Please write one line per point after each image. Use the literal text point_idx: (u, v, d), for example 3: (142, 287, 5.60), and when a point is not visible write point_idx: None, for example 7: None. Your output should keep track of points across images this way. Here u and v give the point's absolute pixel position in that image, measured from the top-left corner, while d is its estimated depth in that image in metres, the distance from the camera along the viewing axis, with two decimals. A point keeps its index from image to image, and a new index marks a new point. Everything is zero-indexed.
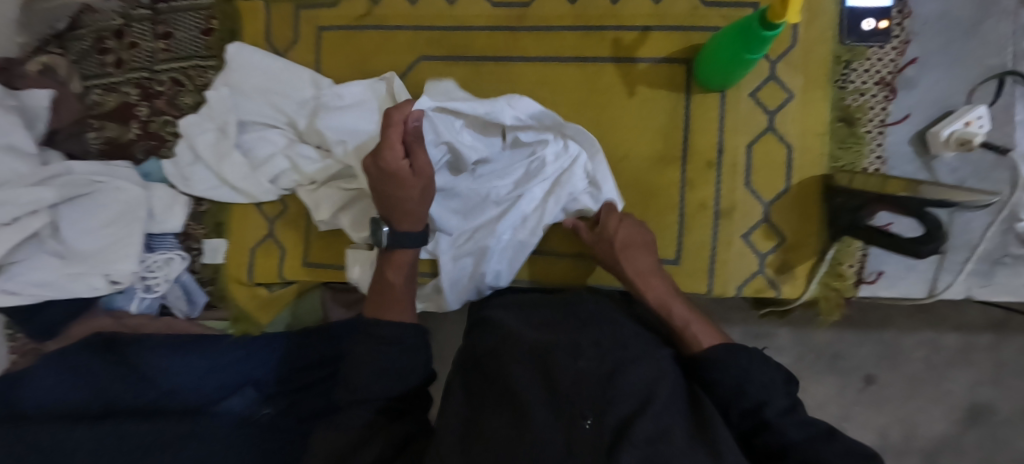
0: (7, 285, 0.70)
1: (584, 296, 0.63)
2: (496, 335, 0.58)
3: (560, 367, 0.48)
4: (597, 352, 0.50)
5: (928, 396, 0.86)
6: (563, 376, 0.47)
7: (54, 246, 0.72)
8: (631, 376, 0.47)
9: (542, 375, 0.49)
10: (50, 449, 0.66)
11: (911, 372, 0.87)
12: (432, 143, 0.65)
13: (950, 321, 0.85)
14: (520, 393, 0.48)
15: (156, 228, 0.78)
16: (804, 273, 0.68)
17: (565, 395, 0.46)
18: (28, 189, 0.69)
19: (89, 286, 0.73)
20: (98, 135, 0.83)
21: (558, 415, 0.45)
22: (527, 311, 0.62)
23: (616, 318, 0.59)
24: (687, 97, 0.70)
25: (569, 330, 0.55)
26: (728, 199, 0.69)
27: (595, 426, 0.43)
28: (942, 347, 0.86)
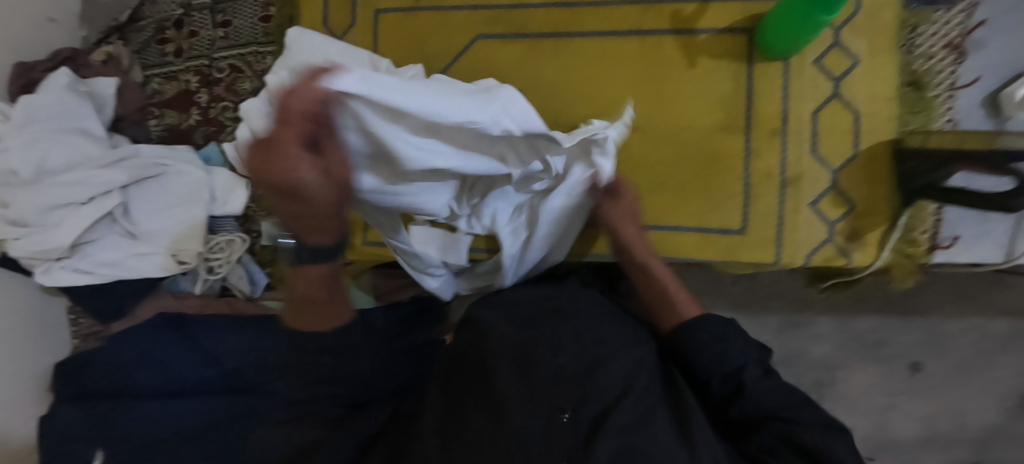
0: (80, 264, 0.71)
1: (564, 289, 0.65)
2: (474, 334, 0.60)
3: (542, 362, 0.54)
4: (576, 348, 0.56)
5: (979, 384, 0.90)
6: (545, 373, 0.53)
7: (124, 226, 0.73)
8: (604, 380, 0.53)
9: (524, 372, 0.53)
10: (123, 425, 0.67)
11: (960, 359, 0.91)
12: (348, 128, 0.44)
13: (998, 305, 0.89)
14: (503, 386, 0.52)
15: (218, 211, 0.79)
16: (876, 241, 0.67)
17: (540, 392, 0.51)
18: (101, 170, 0.70)
19: (158, 266, 0.74)
20: (159, 122, 0.85)
21: (536, 407, 0.50)
22: (510, 300, 0.65)
23: (598, 312, 0.62)
24: (749, 66, 0.69)
25: (551, 324, 0.58)
26: (794, 167, 0.68)
27: (571, 420, 0.49)
28: (990, 333, 0.90)
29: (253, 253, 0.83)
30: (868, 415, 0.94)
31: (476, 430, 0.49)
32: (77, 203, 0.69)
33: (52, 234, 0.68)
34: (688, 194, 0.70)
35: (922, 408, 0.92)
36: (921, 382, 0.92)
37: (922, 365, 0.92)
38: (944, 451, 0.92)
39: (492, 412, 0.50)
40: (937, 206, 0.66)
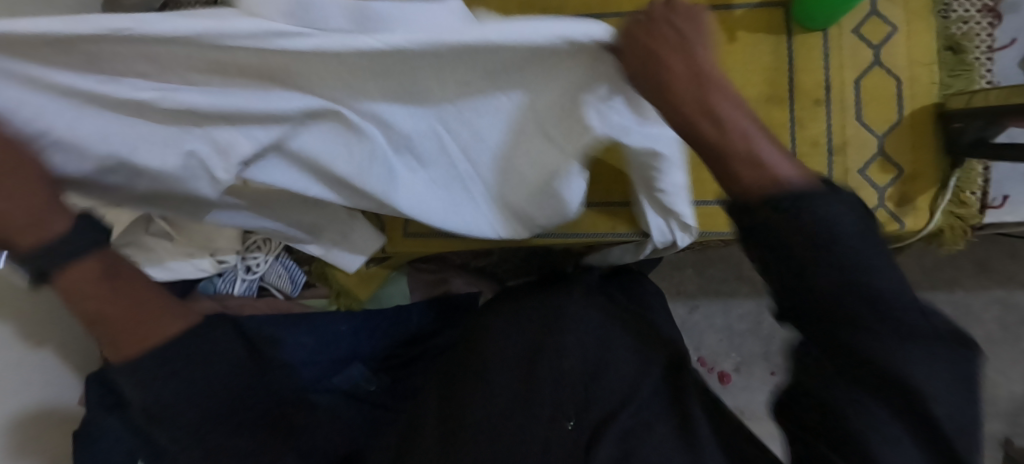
0: None
1: (570, 292, 0.63)
2: (474, 347, 0.59)
3: (543, 370, 0.53)
4: (579, 351, 0.55)
5: (1007, 357, 0.98)
6: (545, 376, 0.53)
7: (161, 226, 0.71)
8: (610, 381, 0.52)
9: (522, 380, 0.53)
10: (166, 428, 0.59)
11: (986, 334, 0.98)
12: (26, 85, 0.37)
13: (1018, 278, 0.97)
14: (501, 397, 0.52)
15: None
16: (926, 205, 0.67)
17: (538, 400, 0.51)
18: None
19: (196, 267, 0.72)
20: None
21: (535, 413, 0.50)
22: (515, 300, 0.65)
23: (608, 315, 0.60)
24: (788, 38, 0.70)
25: (553, 330, 0.57)
26: (840, 135, 0.69)
27: (575, 426, 0.49)
28: (1013, 305, 0.98)
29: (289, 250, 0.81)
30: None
31: (473, 440, 0.49)
32: None
33: None
34: None
35: None
36: None
37: None
38: None
39: (500, 408, 0.51)
40: (985, 165, 0.67)
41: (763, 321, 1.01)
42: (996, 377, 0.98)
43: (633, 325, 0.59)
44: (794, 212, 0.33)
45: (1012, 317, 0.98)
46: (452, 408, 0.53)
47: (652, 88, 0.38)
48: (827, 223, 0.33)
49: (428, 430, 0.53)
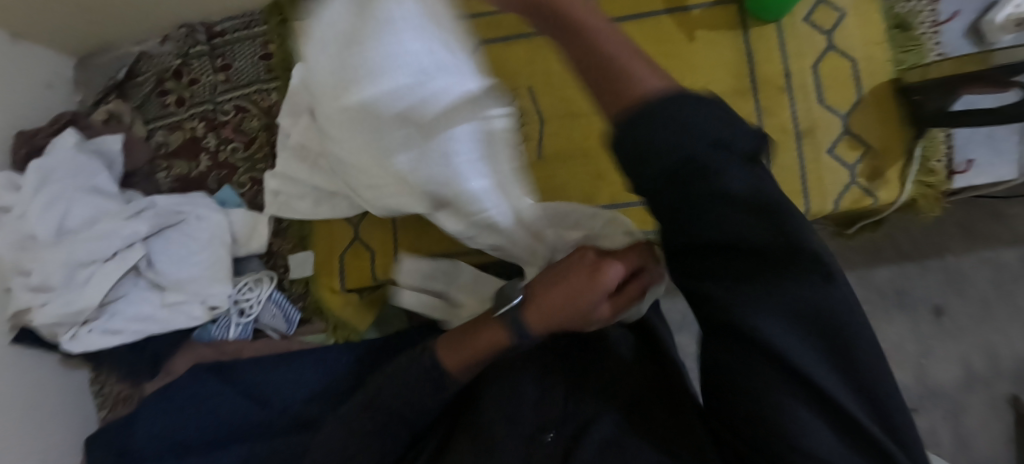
0: (110, 324, 0.69)
1: None
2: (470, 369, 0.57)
3: (523, 384, 0.50)
4: (562, 365, 0.52)
5: (1002, 317, 1.00)
6: (529, 390, 0.49)
7: (150, 278, 0.71)
8: (602, 391, 0.49)
9: (505, 393, 0.49)
10: None
11: (979, 296, 1.01)
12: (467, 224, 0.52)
13: (1003, 237, 1.00)
14: (484, 416, 0.48)
15: (243, 252, 0.78)
16: (896, 176, 0.69)
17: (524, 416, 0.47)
18: (123, 222, 0.69)
19: (189, 316, 0.72)
20: (168, 174, 0.83)
21: (517, 427, 0.47)
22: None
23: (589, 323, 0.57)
24: (745, 33, 0.72)
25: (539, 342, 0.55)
26: (806, 119, 0.71)
27: (555, 438, 0.46)
28: (1002, 264, 1.00)
29: (282, 289, 0.81)
30: (909, 364, 1.02)
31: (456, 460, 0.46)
32: (99, 260, 0.67)
33: (78, 296, 0.66)
34: None
35: (955, 350, 1.01)
36: (946, 325, 1.01)
37: (944, 307, 1.01)
38: (984, 387, 1.00)
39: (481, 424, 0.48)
40: (946, 133, 0.69)
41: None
42: (996, 338, 1.01)
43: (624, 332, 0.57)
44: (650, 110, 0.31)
45: (1002, 276, 1.01)
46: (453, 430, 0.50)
47: (549, 25, 0.36)
48: (671, 147, 0.31)
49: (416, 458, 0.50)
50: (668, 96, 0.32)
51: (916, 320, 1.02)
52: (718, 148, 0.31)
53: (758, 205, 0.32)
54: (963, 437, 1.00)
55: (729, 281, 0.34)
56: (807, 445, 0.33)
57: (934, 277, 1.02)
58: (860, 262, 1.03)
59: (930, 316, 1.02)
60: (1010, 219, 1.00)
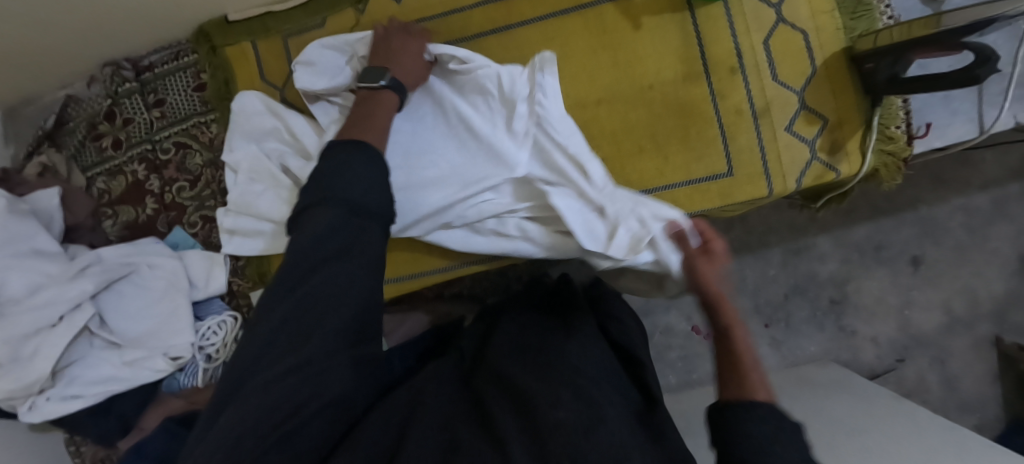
0: (69, 390, 0.66)
1: (571, 334, 0.60)
2: (489, 389, 0.53)
3: (539, 415, 0.45)
4: (576, 397, 0.47)
5: (978, 259, 1.01)
6: (544, 426, 0.44)
7: (104, 337, 0.69)
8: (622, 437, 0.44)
9: (518, 423, 0.46)
10: None
11: (955, 242, 1.01)
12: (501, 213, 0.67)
13: (974, 182, 1.00)
14: (493, 435, 0.44)
15: (203, 294, 0.75)
16: (856, 147, 0.68)
17: (540, 443, 0.43)
18: (67, 283, 0.66)
19: (152, 370, 0.70)
20: (115, 221, 0.80)
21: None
22: (517, 348, 0.59)
23: (604, 362, 0.57)
24: (692, 13, 0.69)
25: (561, 376, 0.51)
26: (761, 98, 0.69)
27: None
28: (975, 209, 1.00)
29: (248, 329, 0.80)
30: (891, 316, 1.03)
31: None
32: (47, 326, 0.65)
33: (29, 367, 0.64)
34: (670, 150, 0.70)
35: (936, 297, 1.02)
36: (925, 274, 1.02)
37: (922, 258, 1.01)
38: (965, 330, 1.01)
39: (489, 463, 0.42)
40: (903, 99, 0.68)
41: (745, 279, 1.05)
42: (975, 280, 1.01)
43: (629, 400, 0.53)
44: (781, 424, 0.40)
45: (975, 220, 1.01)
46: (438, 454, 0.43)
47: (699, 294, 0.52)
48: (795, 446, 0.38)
49: None
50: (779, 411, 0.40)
51: (896, 271, 1.03)
52: (766, 417, 0.40)
53: (776, 437, 0.38)
54: (950, 379, 1.01)
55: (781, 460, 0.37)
56: None
57: (909, 228, 1.02)
58: (836, 222, 1.03)
59: (909, 268, 1.02)
60: (980, 163, 1.00)
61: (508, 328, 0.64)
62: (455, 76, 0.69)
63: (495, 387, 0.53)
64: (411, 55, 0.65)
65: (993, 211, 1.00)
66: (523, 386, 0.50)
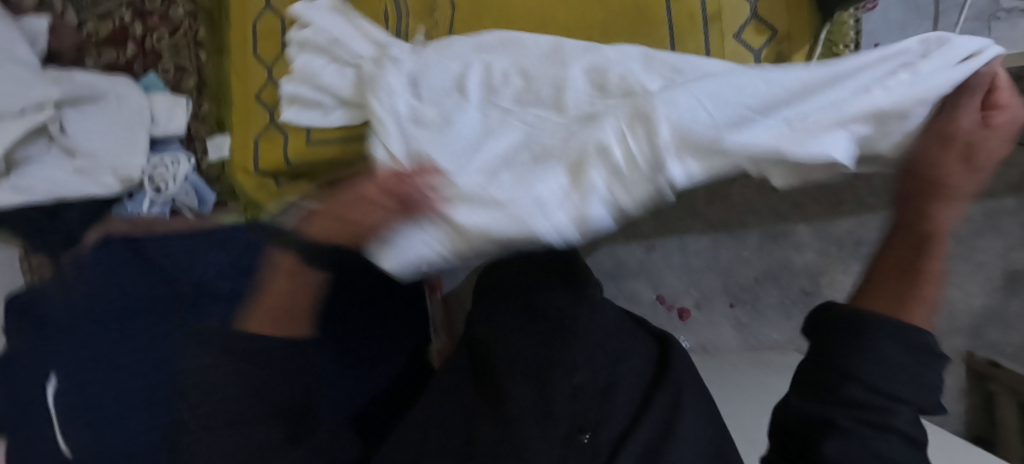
0: (17, 182, 0.70)
1: (577, 304, 0.79)
2: (506, 359, 0.76)
3: (558, 383, 0.71)
4: (590, 368, 0.72)
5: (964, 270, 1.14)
6: (563, 392, 0.70)
7: (62, 144, 0.74)
8: (618, 401, 0.70)
9: (537, 393, 0.71)
10: (115, 328, 0.75)
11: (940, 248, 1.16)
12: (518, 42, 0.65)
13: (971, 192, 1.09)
14: (518, 408, 0.70)
15: (161, 132, 0.81)
16: (801, 60, 0.69)
17: (558, 414, 0.69)
18: (34, 85, 0.70)
19: (100, 184, 0.75)
20: (98, 61, 0.85)
21: (556, 427, 0.68)
22: (526, 310, 0.81)
23: (596, 308, 0.78)
24: None
25: (563, 347, 0.74)
26: (714, 3, 0.69)
27: (591, 438, 0.67)
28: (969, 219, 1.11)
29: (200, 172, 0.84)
30: None
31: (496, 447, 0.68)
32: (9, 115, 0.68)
33: None
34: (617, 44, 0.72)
35: None
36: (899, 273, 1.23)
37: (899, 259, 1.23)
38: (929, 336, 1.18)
39: (508, 424, 0.69)
40: (855, 18, 0.69)
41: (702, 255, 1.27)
42: (955, 292, 1.15)
43: (624, 344, 0.77)
44: (899, 333, 0.52)
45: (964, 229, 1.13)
46: (497, 416, 0.71)
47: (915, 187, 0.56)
48: (888, 352, 0.51)
49: (471, 423, 0.73)
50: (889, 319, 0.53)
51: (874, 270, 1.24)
52: (901, 340, 0.52)
53: (917, 354, 0.52)
54: None
55: (850, 379, 0.52)
56: (875, 412, 0.50)
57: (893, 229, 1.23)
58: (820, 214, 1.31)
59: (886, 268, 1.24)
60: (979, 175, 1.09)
61: (516, 307, 0.83)
62: (471, 236, 0.57)
63: (508, 365, 0.75)
64: (360, 205, 0.53)
65: (984, 221, 1.11)
66: (532, 359, 0.74)
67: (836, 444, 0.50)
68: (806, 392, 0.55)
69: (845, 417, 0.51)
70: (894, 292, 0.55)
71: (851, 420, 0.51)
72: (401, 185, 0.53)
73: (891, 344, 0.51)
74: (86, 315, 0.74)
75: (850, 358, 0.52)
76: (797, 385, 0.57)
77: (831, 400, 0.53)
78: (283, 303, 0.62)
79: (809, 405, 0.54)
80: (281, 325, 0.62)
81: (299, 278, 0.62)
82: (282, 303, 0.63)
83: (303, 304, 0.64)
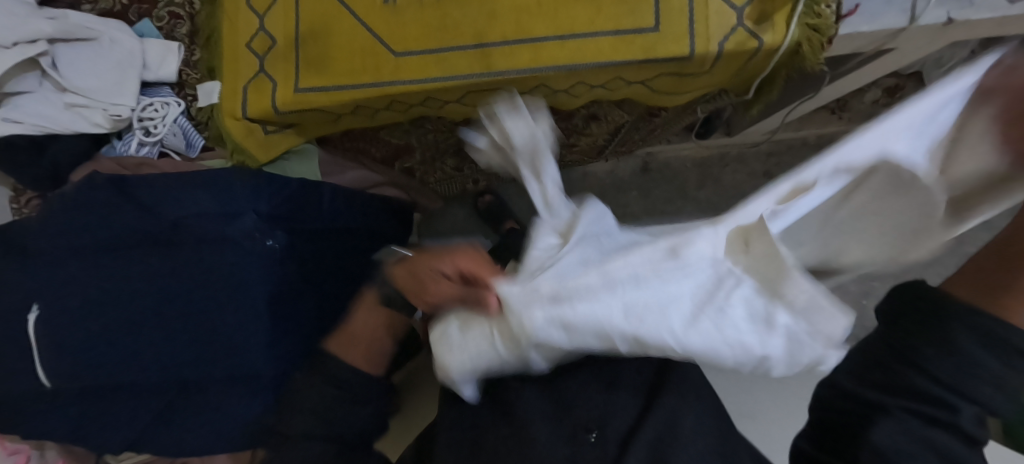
0: (11, 114, 0.74)
1: None
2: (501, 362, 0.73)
3: (566, 378, 0.68)
4: (591, 363, 0.69)
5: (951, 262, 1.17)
6: (568, 392, 0.67)
7: (53, 80, 0.76)
8: (622, 396, 0.66)
9: (542, 391, 0.68)
10: (97, 268, 0.75)
11: None
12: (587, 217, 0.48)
13: None
14: (520, 409, 0.66)
15: (152, 77, 0.83)
16: (783, 20, 0.69)
17: (567, 414, 0.65)
18: (28, 20, 0.73)
19: (91, 122, 0.78)
20: (94, 8, 0.85)
21: (565, 427, 0.64)
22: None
23: None
24: None
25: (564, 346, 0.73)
26: None
27: (597, 437, 0.63)
28: None
29: (189, 117, 0.86)
30: None
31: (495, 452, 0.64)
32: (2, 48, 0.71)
33: None
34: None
35: None
36: None
37: None
38: None
39: (510, 426, 0.65)
40: None
41: None
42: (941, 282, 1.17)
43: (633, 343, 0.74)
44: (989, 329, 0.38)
45: None
46: (501, 413, 0.68)
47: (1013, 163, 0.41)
48: (979, 361, 0.38)
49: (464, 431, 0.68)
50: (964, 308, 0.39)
51: None
52: (993, 334, 0.38)
53: (1021, 363, 0.37)
54: None
55: (921, 376, 0.40)
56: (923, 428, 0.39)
57: None
58: None
59: None
60: None
61: None
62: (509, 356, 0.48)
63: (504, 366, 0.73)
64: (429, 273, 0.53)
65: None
66: None
67: (887, 428, 0.40)
68: (854, 367, 0.43)
69: (892, 406, 0.40)
70: (985, 288, 0.40)
71: (902, 419, 0.40)
72: (450, 265, 0.51)
73: (978, 343, 0.38)
74: (72, 249, 0.76)
75: (917, 344, 0.40)
76: (847, 357, 0.45)
77: (884, 386, 0.41)
78: (357, 331, 0.80)
79: (852, 387, 0.43)
80: (347, 355, 0.78)
81: (378, 319, 0.81)
82: (354, 333, 0.80)
83: (381, 341, 0.81)
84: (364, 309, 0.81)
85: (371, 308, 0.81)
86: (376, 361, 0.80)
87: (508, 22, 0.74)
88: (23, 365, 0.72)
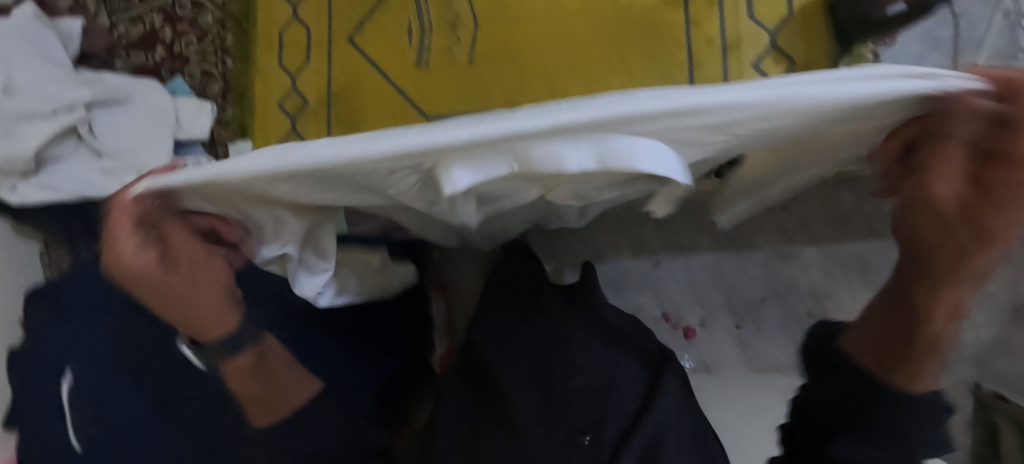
0: (47, 181, 0.72)
1: (574, 314, 0.76)
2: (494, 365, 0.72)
3: (561, 383, 0.66)
4: (589, 371, 0.67)
5: None
6: (565, 392, 0.66)
7: (90, 145, 0.75)
8: (618, 403, 0.65)
9: (537, 400, 0.66)
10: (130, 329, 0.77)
11: None
12: (494, 165, 0.39)
13: None
14: (518, 414, 0.65)
15: (185, 135, 0.82)
16: None
17: (560, 420, 0.64)
18: (68, 87, 0.73)
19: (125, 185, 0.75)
20: (126, 63, 0.88)
21: (559, 433, 0.63)
22: (525, 309, 0.78)
23: (584, 322, 0.75)
24: None
25: (560, 347, 0.70)
26: (733, 32, 0.71)
27: (593, 440, 0.62)
28: None
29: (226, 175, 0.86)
30: None
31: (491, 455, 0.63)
32: (40, 114, 0.70)
33: (17, 147, 0.69)
34: (635, 67, 0.73)
35: None
36: None
37: None
38: None
39: (507, 433, 0.64)
40: (875, 53, 0.69)
41: (723, 271, 1.32)
42: None
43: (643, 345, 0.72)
44: (900, 403, 0.48)
45: None
46: (497, 418, 0.66)
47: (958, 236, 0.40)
48: (896, 420, 0.49)
49: (464, 434, 0.69)
50: (922, 401, 0.48)
51: None
52: (904, 405, 0.48)
53: (922, 413, 0.48)
54: None
55: (863, 397, 0.50)
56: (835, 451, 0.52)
57: None
58: None
59: None
60: None
61: (507, 314, 0.79)
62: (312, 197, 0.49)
63: (492, 367, 0.72)
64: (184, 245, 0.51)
65: None
66: (531, 362, 0.70)
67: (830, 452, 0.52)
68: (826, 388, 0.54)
69: (840, 424, 0.53)
70: (891, 350, 0.48)
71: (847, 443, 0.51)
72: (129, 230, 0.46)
73: (902, 404, 0.48)
74: (104, 298, 0.77)
75: (861, 389, 0.51)
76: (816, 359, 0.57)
77: (838, 421, 0.53)
78: (249, 381, 0.59)
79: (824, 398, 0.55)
80: (278, 407, 0.62)
81: (254, 373, 0.58)
82: (259, 394, 0.60)
83: (278, 375, 0.61)
84: (233, 375, 0.58)
85: (244, 365, 0.57)
86: (302, 379, 0.64)
87: (543, 87, 0.75)
88: (44, 425, 0.71)
